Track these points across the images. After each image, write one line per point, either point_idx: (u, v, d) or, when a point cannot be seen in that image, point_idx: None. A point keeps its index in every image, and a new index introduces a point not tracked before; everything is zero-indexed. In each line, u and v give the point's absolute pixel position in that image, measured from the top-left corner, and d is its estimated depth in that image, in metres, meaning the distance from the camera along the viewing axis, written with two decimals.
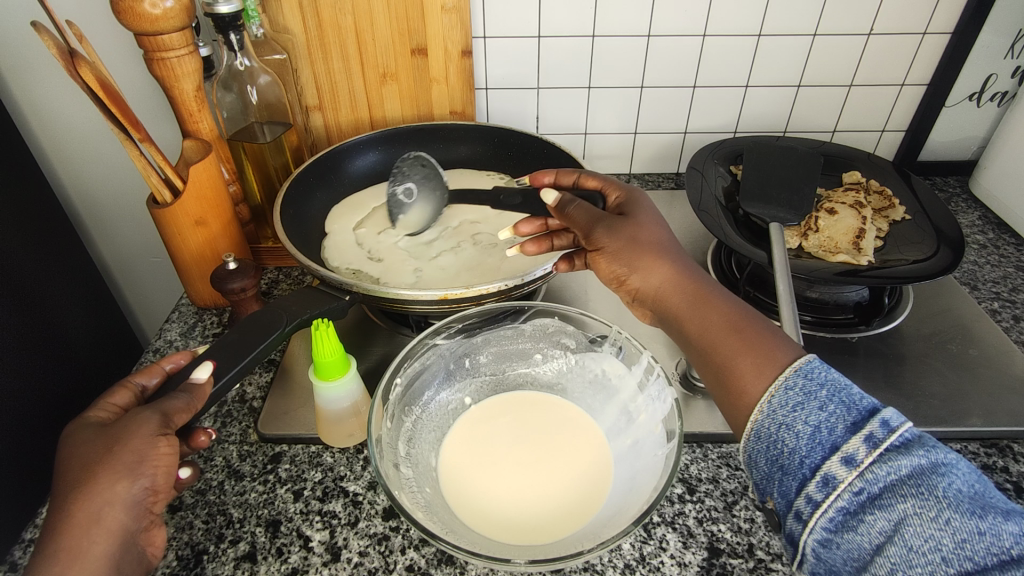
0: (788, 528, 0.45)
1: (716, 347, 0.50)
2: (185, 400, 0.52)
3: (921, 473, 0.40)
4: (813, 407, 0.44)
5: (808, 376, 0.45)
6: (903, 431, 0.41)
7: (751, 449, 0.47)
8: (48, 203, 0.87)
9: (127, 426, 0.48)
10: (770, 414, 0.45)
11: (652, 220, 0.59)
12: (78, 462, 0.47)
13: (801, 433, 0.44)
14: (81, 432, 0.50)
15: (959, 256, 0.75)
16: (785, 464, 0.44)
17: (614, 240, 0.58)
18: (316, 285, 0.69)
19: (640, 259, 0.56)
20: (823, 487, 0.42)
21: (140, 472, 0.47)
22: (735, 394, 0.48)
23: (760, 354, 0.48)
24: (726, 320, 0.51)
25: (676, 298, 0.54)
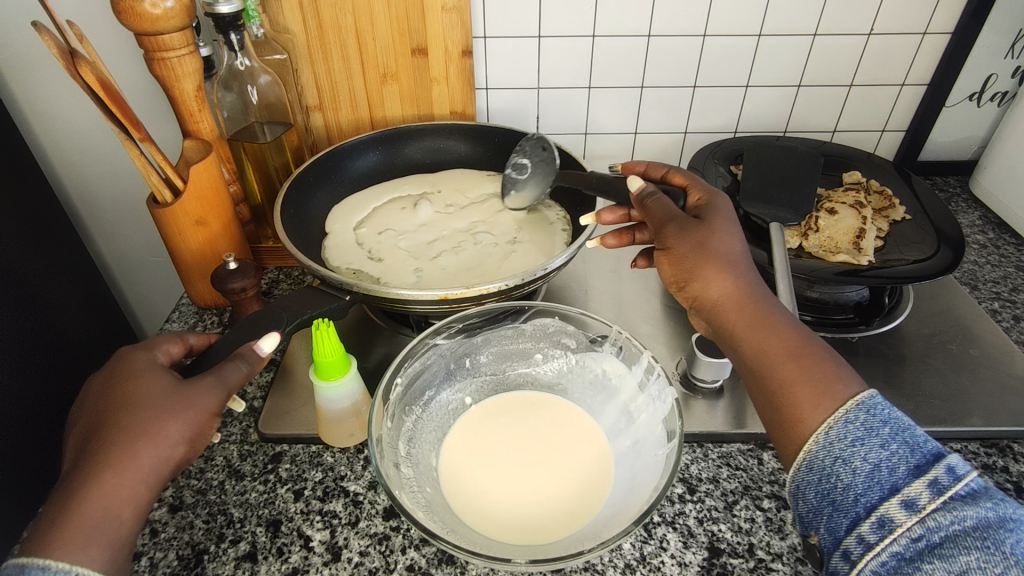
0: (834, 565, 0.45)
1: (774, 369, 0.49)
2: (247, 370, 0.56)
3: (987, 526, 0.39)
4: (874, 445, 0.44)
5: (871, 411, 0.45)
6: (969, 480, 0.41)
7: (801, 480, 0.47)
8: (50, 203, 0.87)
9: (199, 392, 0.52)
10: (826, 446, 0.45)
11: (725, 227, 0.57)
12: (150, 409, 0.50)
13: (858, 470, 0.44)
14: (153, 379, 0.53)
15: (960, 256, 0.75)
16: (836, 499, 0.45)
17: (683, 241, 0.56)
18: (317, 286, 0.68)
19: (702, 267, 0.54)
20: (877, 529, 0.42)
21: (197, 443, 0.52)
22: (787, 422, 0.47)
23: (820, 385, 0.47)
24: (788, 342, 0.50)
25: (736, 314, 0.53)
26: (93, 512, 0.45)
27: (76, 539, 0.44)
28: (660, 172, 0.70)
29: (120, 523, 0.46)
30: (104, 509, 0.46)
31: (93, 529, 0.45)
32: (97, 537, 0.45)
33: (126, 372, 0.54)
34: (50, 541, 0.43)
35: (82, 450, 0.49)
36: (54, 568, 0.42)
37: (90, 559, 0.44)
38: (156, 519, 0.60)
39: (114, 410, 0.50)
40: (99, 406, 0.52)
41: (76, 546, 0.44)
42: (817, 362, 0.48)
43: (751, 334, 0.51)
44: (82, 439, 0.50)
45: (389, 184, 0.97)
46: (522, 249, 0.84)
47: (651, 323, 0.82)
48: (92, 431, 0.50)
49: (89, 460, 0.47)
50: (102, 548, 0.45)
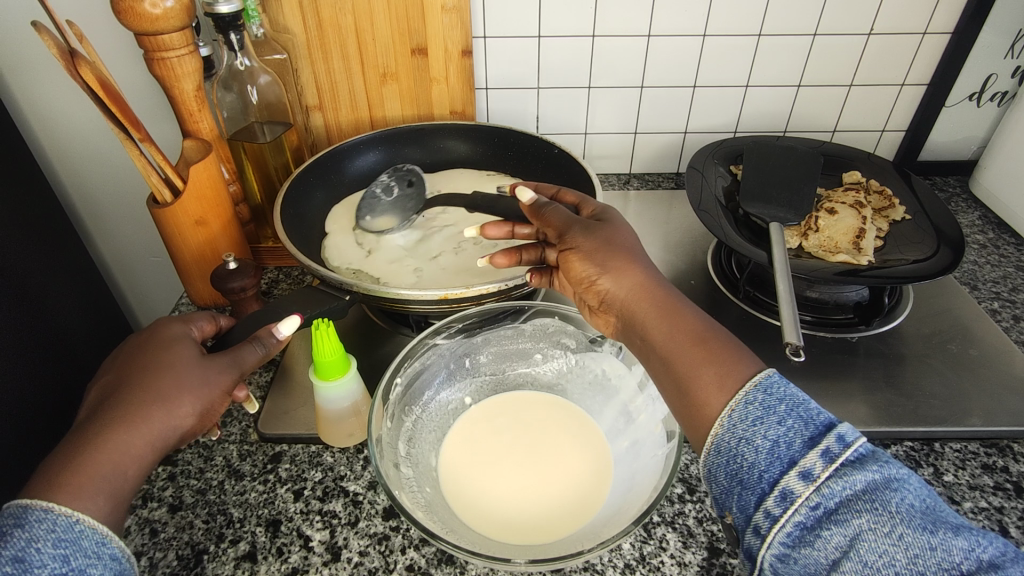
0: (747, 543, 0.43)
1: (679, 359, 0.49)
2: (264, 353, 0.59)
3: (874, 488, 0.40)
4: (772, 422, 0.43)
5: (767, 391, 0.44)
6: (857, 446, 0.41)
7: (712, 463, 0.45)
8: (51, 204, 0.87)
9: (216, 369, 0.56)
10: (731, 428, 0.44)
11: (624, 228, 0.59)
12: (171, 377, 0.54)
13: (760, 448, 0.43)
14: (179, 349, 0.57)
15: (959, 256, 0.75)
16: (744, 478, 0.43)
17: (588, 240, 0.57)
18: (317, 286, 0.68)
19: (613, 260, 0.55)
20: (781, 501, 0.41)
21: (205, 419, 0.55)
22: (693, 409, 0.47)
23: (722, 368, 0.47)
24: (693, 330, 0.50)
25: (643, 304, 0.53)
26: (103, 465, 0.48)
27: (85, 487, 0.47)
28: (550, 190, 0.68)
29: (125, 481, 0.49)
30: (114, 463, 0.49)
31: (102, 481, 0.48)
32: (104, 489, 0.47)
33: (161, 338, 0.58)
34: (60, 488, 0.46)
35: (104, 406, 0.52)
36: (55, 512, 0.45)
37: (95, 509, 0.46)
38: (156, 519, 0.60)
39: (139, 373, 0.54)
40: (125, 368, 0.56)
41: (85, 494, 0.46)
42: (719, 347, 0.49)
43: (660, 325, 0.52)
44: (103, 397, 0.54)
45: (389, 184, 0.97)
46: None
47: None
48: (115, 390, 0.54)
49: (108, 416, 0.51)
50: (108, 500, 0.47)
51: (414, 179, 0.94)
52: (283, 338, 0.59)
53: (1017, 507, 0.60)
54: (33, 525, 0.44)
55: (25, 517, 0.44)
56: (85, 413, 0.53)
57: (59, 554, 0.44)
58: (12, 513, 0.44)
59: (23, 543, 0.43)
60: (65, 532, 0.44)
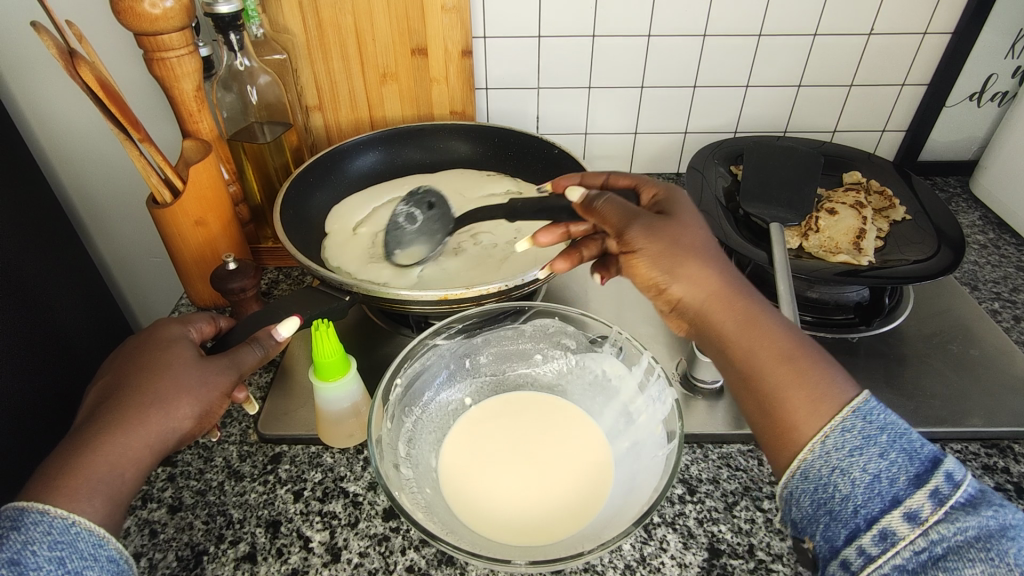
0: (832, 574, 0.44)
1: (765, 375, 0.48)
2: (262, 354, 0.59)
3: (988, 535, 0.39)
4: (873, 455, 0.43)
5: (867, 419, 0.45)
6: (967, 487, 0.41)
7: (795, 488, 0.46)
8: (51, 205, 0.87)
9: (215, 370, 0.56)
10: (823, 456, 0.45)
11: (692, 223, 0.55)
12: (169, 378, 0.54)
13: (858, 481, 0.43)
14: (177, 350, 0.57)
15: (960, 256, 0.75)
16: (834, 509, 0.44)
17: (655, 242, 0.52)
18: (317, 286, 0.68)
19: (683, 266, 0.52)
20: (879, 540, 0.42)
21: (203, 420, 0.55)
22: (782, 428, 0.47)
23: (813, 390, 0.46)
24: (778, 344, 0.49)
25: (723, 312, 0.51)
26: (101, 467, 0.48)
27: (81, 489, 0.47)
28: (598, 180, 0.66)
29: (123, 482, 0.49)
30: (111, 465, 0.48)
31: (98, 483, 0.48)
32: (100, 490, 0.47)
33: (159, 339, 0.58)
34: (56, 490, 0.46)
35: (101, 407, 0.52)
36: (51, 515, 0.45)
37: (92, 511, 0.46)
38: (156, 519, 0.60)
39: (137, 374, 0.54)
40: (123, 369, 0.56)
41: (82, 495, 0.46)
42: (808, 366, 0.47)
43: (742, 337, 0.50)
44: (101, 399, 0.54)
45: (389, 184, 0.97)
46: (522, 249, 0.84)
47: (651, 324, 0.82)
48: (113, 391, 0.54)
49: (106, 418, 0.51)
50: (104, 501, 0.47)
51: (433, 200, 0.86)
52: (282, 338, 0.59)
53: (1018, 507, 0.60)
54: (29, 528, 0.44)
55: (20, 519, 0.44)
56: (82, 414, 0.53)
57: (56, 557, 0.44)
58: (7, 516, 0.44)
59: (18, 546, 0.43)
60: (61, 534, 0.44)
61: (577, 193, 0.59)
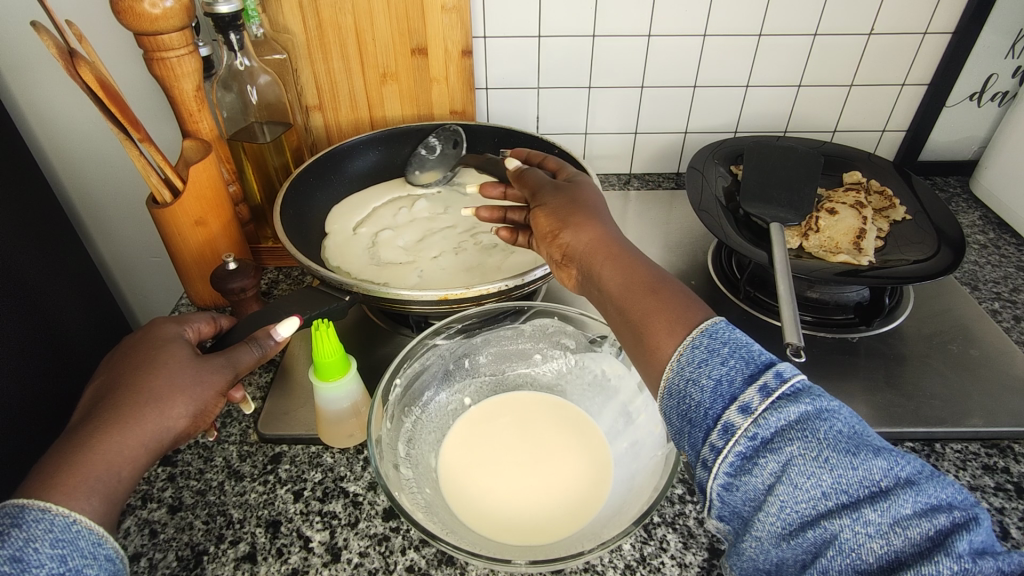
0: (697, 477, 0.42)
1: (630, 305, 0.48)
2: (260, 355, 0.59)
3: (806, 417, 0.38)
4: (715, 362, 0.42)
5: (712, 335, 0.43)
6: (795, 380, 0.40)
7: (664, 408, 0.44)
8: (50, 205, 0.87)
9: (210, 370, 0.56)
10: (678, 372, 0.43)
11: (592, 191, 0.60)
12: (164, 377, 0.54)
13: (704, 387, 0.41)
14: (172, 350, 0.57)
15: (960, 256, 0.75)
16: (691, 417, 0.42)
17: (556, 199, 0.58)
18: (317, 286, 0.68)
19: (574, 216, 0.56)
20: (723, 435, 0.40)
21: (199, 420, 0.55)
22: (646, 353, 0.46)
23: (672, 314, 0.45)
24: (644, 277, 0.49)
25: (602, 256, 0.52)
26: (98, 465, 0.48)
27: (79, 488, 0.47)
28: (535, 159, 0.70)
29: (119, 481, 0.49)
30: (107, 464, 0.48)
31: (96, 481, 0.47)
32: (98, 490, 0.47)
33: (156, 338, 0.58)
34: (54, 489, 0.46)
35: (97, 407, 0.52)
36: (53, 513, 0.44)
37: (90, 509, 0.46)
38: (156, 519, 0.60)
39: (132, 373, 0.54)
40: (117, 368, 0.55)
41: (80, 494, 0.46)
42: (669, 293, 0.47)
43: (617, 273, 0.50)
44: (96, 400, 0.53)
45: (389, 184, 0.97)
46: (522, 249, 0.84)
47: None
48: (107, 391, 0.54)
49: (102, 417, 0.51)
50: (102, 500, 0.47)
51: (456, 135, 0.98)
52: (282, 338, 0.59)
53: (1018, 507, 0.60)
54: (31, 525, 0.43)
55: (21, 517, 0.44)
56: (79, 413, 0.53)
57: (57, 555, 0.43)
58: (7, 513, 0.44)
59: (21, 543, 0.43)
60: (62, 532, 0.44)
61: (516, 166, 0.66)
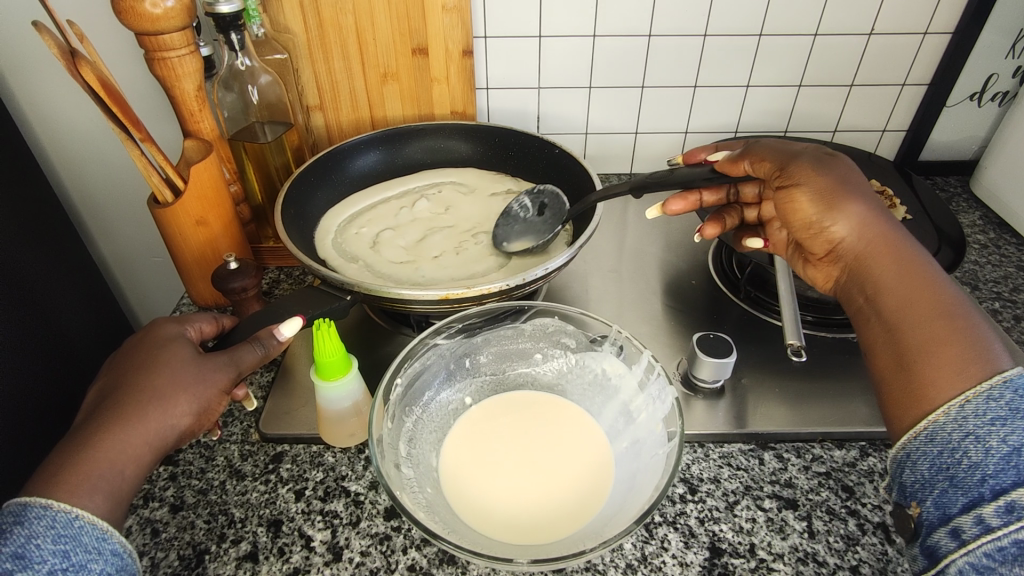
0: (936, 539, 0.46)
1: (917, 325, 0.50)
2: (263, 354, 0.59)
3: None
4: (1015, 428, 0.44)
5: (1019, 392, 0.45)
6: None
7: (916, 449, 0.48)
8: (51, 204, 0.87)
9: (213, 368, 0.56)
10: (958, 420, 0.46)
11: (855, 174, 0.61)
12: (168, 376, 0.54)
13: (994, 452, 0.44)
14: (175, 349, 0.57)
15: (961, 256, 0.76)
16: (957, 475, 0.45)
17: (820, 177, 0.59)
18: (318, 286, 0.68)
19: (844, 203, 0.58)
20: (1003, 514, 0.43)
21: (203, 417, 0.55)
22: (917, 382, 0.48)
23: (962, 352, 0.48)
24: (938, 302, 0.51)
25: (881, 255, 0.55)
26: (101, 463, 0.48)
27: (81, 486, 0.47)
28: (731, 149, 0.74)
29: (123, 479, 0.49)
30: (111, 461, 0.48)
31: (99, 480, 0.48)
32: (101, 487, 0.47)
33: (159, 337, 0.58)
34: (57, 487, 0.46)
35: (100, 407, 0.52)
36: (54, 509, 0.45)
37: (93, 506, 0.46)
38: (157, 519, 0.60)
39: (135, 373, 0.54)
40: (120, 369, 0.56)
41: (83, 492, 0.46)
42: (964, 324, 0.49)
43: (901, 281, 0.53)
44: (99, 400, 0.54)
45: (389, 183, 0.96)
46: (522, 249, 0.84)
47: (652, 324, 0.82)
48: (111, 390, 0.54)
49: (105, 416, 0.51)
50: (105, 497, 0.47)
51: (548, 200, 0.86)
52: (283, 339, 0.59)
53: None
54: (32, 522, 0.44)
55: (24, 514, 0.44)
56: (82, 414, 0.53)
57: (60, 550, 0.44)
58: (11, 511, 0.45)
59: (23, 539, 0.43)
60: (64, 528, 0.44)
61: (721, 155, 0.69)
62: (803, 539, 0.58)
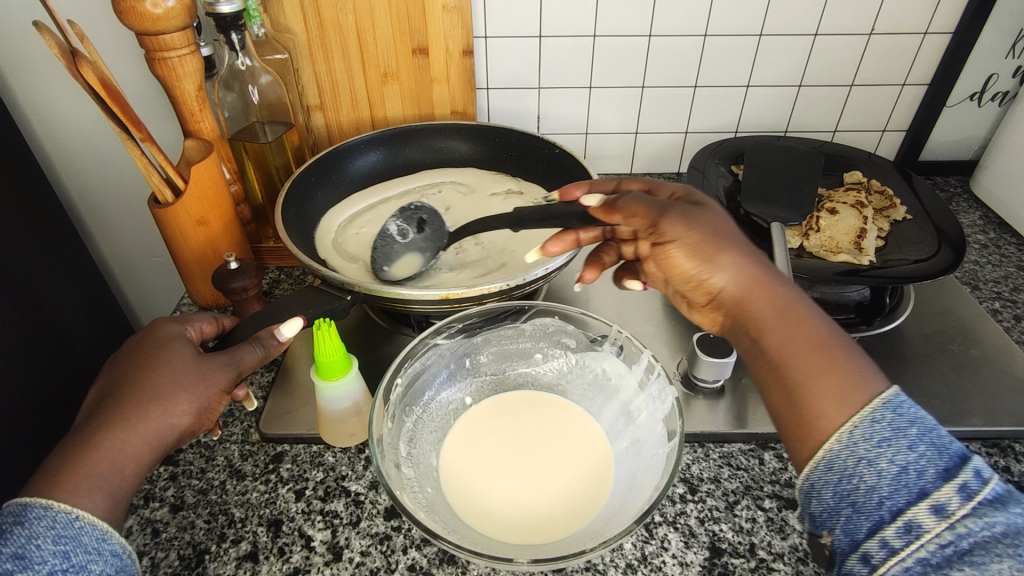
0: (848, 567, 0.42)
1: (796, 364, 0.46)
2: (263, 354, 0.59)
3: (1017, 532, 0.38)
4: (901, 446, 0.42)
5: (897, 411, 0.43)
6: (997, 483, 0.39)
7: (816, 479, 0.44)
8: (51, 204, 0.87)
9: (213, 368, 0.56)
10: (850, 446, 0.43)
11: (724, 216, 0.55)
12: (167, 376, 0.54)
13: (886, 472, 0.41)
14: (174, 349, 0.57)
15: (960, 256, 0.75)
16: (857, 501, 0.42)
17: (690, 231, 0.52)
18: (319, 286, 0.68)
19: (722, 254, 0.51)
20: (904, 534, 0.40)
21: (203, 417, 0.55)
22: (804, 418, 0.45)
23: (846, 379, 0.44)
24: (812, 335, 0.47)
25: (759, 301, 0.50)
26: (100, 463, 0.48)
27: (80, 485, 0.47)
28: (604, 187, 0.65)
29: (122, 478, 0.49)
30: (110, 461, 0.49)
31: (98, 479, 0.48)
32: (100, 487, 0.47)
33: (159, 337, 0.58)
34: (56, 487, 0.46)
35: (100, 406, 0.52)
36: (55, 509, 0.45)
37: (93, 506, 0.47)
38: (158, 519, 0.60)
39: (135, 372, 0.54)
40: (120, 368, 0.56)
41: (82, 491, 0.46)
42: (841, 355, 0.46)
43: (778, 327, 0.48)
44: (100, 399, 0.54)
45: (389, 183, 0.96)
46: (523, 249, 0.84)
47: (652, 324, 0.82)
48: (111, 390, 0.54)
49: (105, 415, 0.51)
50: (104, 497, 0.47)
51: (426, 216, 0.84)
52: (284, 339, 0.59)
53: None
54: (32, 523, 0.44)
55: (23, 515, 0.44)
56: (82, 413, 0.53)
57: (60, 551, 0.44)
58: (11, 511, 0.44)
59: (23, 540, 0.43)
60: (65, 529, 0.44)
61: (595, 199, 0.59)
62: (803, 538, 0.58)
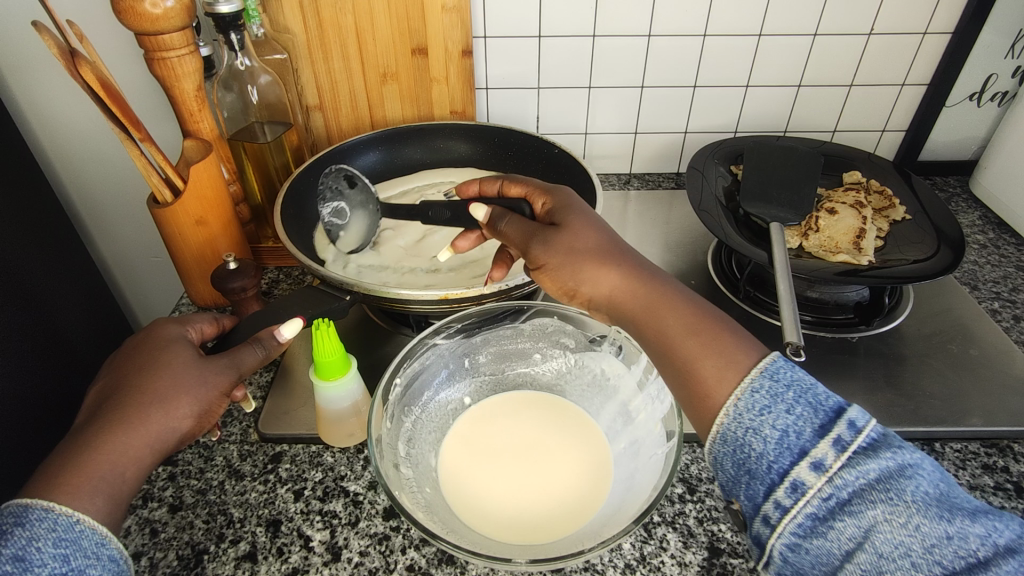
0: (754, 530, 0.42)
1: (676, 351, 0.48)
2: (263, 355, 0.61)
3: (889, 477, 0.39)
4: (779, 410, 0.42)
5: (774, 377, 0.43)
6: (868, 431, 0.40)
7: (717, 451, 0.44)
8: (51, 204, 0.87)
9: (215, 371, 0.57)
10: (735, 417, 0.43)
11: (586, 225, 0.55)
12: (169, 378, 0.54)
13: (768, 437, 0.42)
14: (176, 351, 0.57)
15: (960, 256, 0.76)
16: (751, 467, 0.42)
17: (552, 253, 0.54)
18: (318, 286, 0.67)
19: (582, 268, 0.53)
20: (791, 493, 0.40)
21: (203, 420, 0.55)
22: (697, 399, 0.46)
23: (722, 353, 0.46)
24: (685, 320, 0.49)
25: (630, 301, 0.52)
26: (102, 466, 0.48)
27: (82, 487, 0.47)
28: (492, 188, 0.64)
29: (123, 481, 0.49)
30: (112, 463, 0.49)
31: (99, 481, 0.48)
32: (101, 489, 0.48)
33: (160, 339, 0.58)
34: (57, 489, 0.46)
35: (102, 407, 0.52)
36: (56, 512, 0.45)
37: (93, 508, 0.47)
38: (156, 519, 0.60)
39: (136, 373, 0.54)
40: (121, 369, 0.56)
41: (84, 493, 0.47)
42: (715, 335, 0.47)
43: (656, 323, 0.50)
44: (100, 399, 0.53)
45: (389, 184, 0.96)
46: None
47: None
48: (112, 391, 0.54)
49: (107, 416, 0.51)
50: (106, 500, 0.47)
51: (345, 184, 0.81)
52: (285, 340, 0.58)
53: (1017, 506, 0.60)
54: (34, 524, 0.44)
55: (25, 516, 0.44)
56: (82, 414, 0.53)
57: (61, 554, 0.44)
58: (12, 512, 0.44)
59: (24, 542, 0.43)
60: (66, 532, 0.44)
61: (483, 209, 0.58)
62: None
